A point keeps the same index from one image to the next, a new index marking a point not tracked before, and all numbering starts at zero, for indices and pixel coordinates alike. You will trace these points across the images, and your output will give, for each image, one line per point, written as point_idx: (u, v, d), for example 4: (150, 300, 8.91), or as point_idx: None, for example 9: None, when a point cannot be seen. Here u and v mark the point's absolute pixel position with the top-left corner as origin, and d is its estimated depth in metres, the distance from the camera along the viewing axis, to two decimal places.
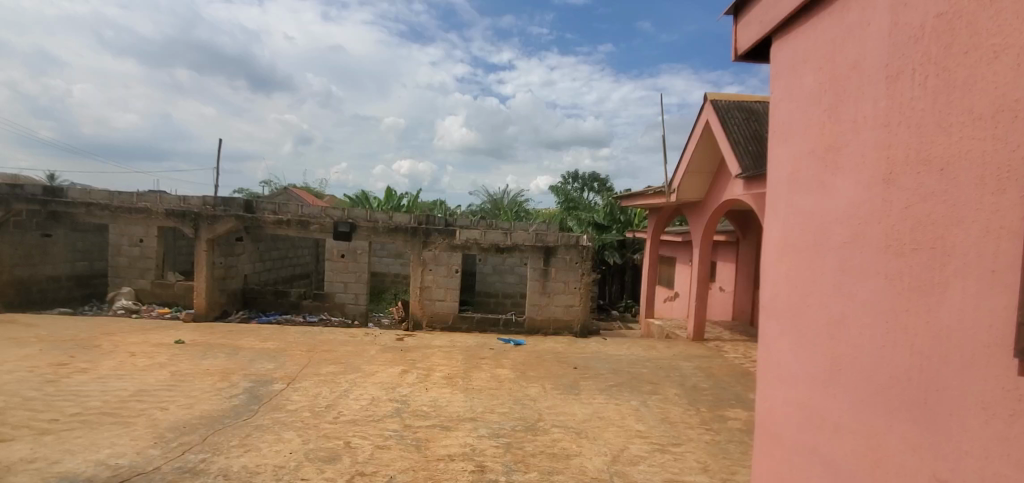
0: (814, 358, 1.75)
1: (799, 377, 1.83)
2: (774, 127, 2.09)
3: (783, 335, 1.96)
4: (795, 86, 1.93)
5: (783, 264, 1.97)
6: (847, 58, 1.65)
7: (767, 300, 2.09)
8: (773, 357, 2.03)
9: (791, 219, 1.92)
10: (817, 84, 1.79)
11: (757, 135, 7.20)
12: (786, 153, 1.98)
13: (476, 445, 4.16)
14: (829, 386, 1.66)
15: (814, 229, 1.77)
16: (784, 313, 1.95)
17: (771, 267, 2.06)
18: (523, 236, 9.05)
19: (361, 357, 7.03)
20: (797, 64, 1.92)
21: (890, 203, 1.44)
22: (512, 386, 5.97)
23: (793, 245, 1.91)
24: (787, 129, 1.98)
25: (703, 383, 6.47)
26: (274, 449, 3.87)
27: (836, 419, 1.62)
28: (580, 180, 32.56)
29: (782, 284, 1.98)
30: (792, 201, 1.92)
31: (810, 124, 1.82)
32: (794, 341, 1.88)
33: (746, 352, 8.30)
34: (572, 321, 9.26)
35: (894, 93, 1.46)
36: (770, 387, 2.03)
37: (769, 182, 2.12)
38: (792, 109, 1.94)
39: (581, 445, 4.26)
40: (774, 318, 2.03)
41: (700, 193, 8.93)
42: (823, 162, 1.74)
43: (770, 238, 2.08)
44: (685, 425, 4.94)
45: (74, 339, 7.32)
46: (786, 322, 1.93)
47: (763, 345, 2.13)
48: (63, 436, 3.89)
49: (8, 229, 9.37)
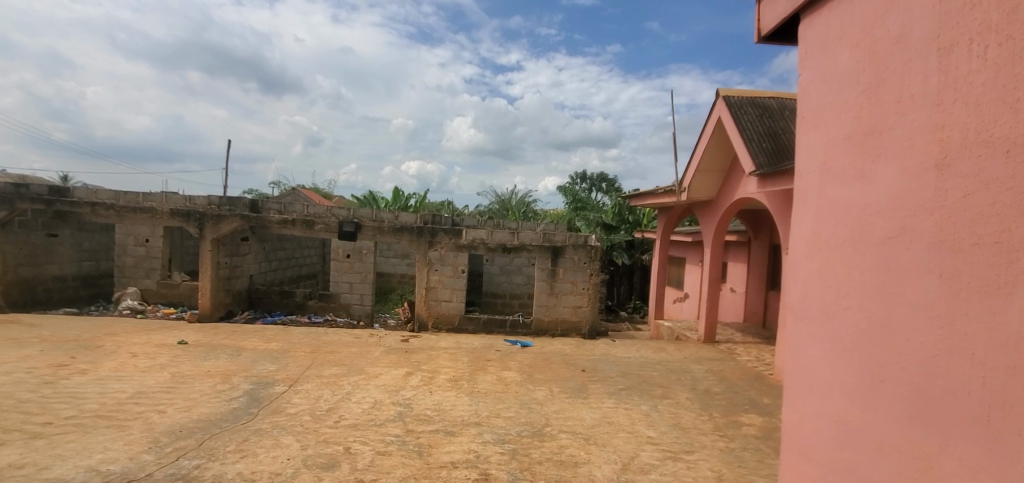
0: (851, 366, 1.58)
1: (833, 387, 1.67)
2: (804, 112, 1.92)
3: (815, 339, 1.79)
4: (828, 66, 1.77)
5: (814, 261, 1.80)
6: (891, 29, 1.48)
7: (796, 300, 1.92)
8: (802, 364, 1.86)
9: (824, 213, 1.75)
10: (855, 63, 1.62)
11: (771, 132, 6.99)
12: (817, 140, 1.82)
13: (480, 451, 4.01)
14: (869, 399, 1.49)
15: (851, 223, 1.60)
16: (816, 314, 1.79)
17: (800, 265, 1.89)
18: (531, 236, 8.90)
19: (365, 359, 6.90)
20: (831, 41, 1.75)
21: (944, 192, 1.27)
22: (519, 390, 5.81)
23: (826, 241, 1.73)
24: (819, 114, 1.81)
25: (715, 387, 6.27)
26: (271, 455, 3.75)
27: (878, 435, 1.46)
28: (589, 181, 32.33)
29: (812, 283, 1.81)
30: (826, 192, 1.75)
31: (846, 107, 1.65)
32: (827, 348, 1.71)
33: (760, 355, 8.08)
34: (580, 322, 9.08)
35: (949, 67, 1.29)
36: (799, 396, 1.87)
37: (798, 172, 1.95)
38: (825, 93, 1.78)
39: (589, 453, 4.09)
40: (803, 322, 1.86)
41: (712, 192, 8.72)
42: (862, 149, 1.57)
43: (799, 232, 1.91)
44: (698, 431, 4.76)
45: (76, 340, 7.27)
46: (818, 325, 1.76)
47: (790, 350, 1.96)
48: (55, 441, 3.83)
49: (13, 229, 9.38)
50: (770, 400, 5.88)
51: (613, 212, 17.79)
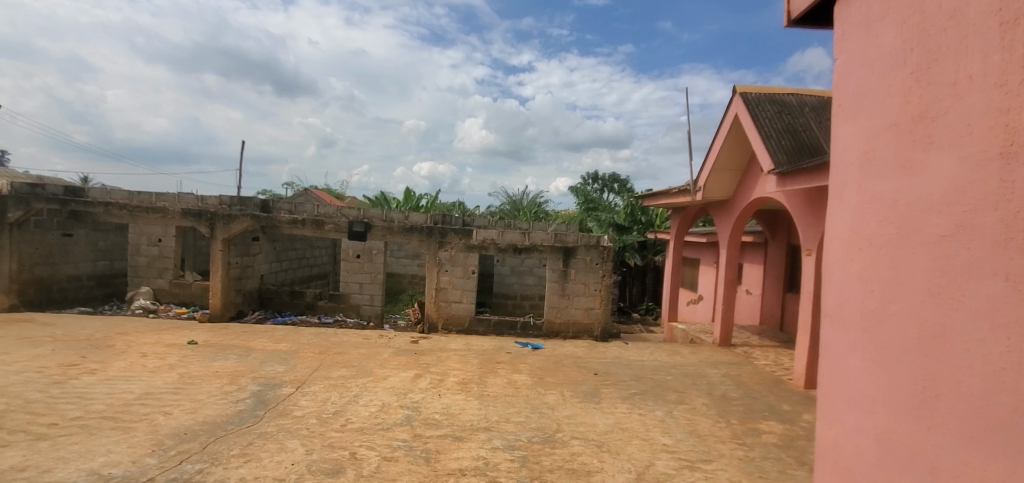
0: (899, 379, 1.51)
1: (877, 402, 1.59)
2: (842, 100, 1.84)
3: (856, 349, 1.71)
4: (869, 46, 1.69)
5: (853, 262, 1.73)
6: (943, 4, 1.39)
7: (834, 307, 1.84)
8: (841, 376, 1.77)
9: (865, 210, 1.67)
10: (901, 41, 1.54)
11: (790, 129, 6.79)
12: (855, 129, 1.74)
13: (489, 458, 3.88)
14: (923, 416, 1.41)
15: (898, 222, 1.52)
16: (857, 321, 1.70)
17: (836, 267, 1.82)
18: (542, 236, 8.77)
19: (374, 360, 6.81)
20: (873, 19, 1.67)
21: (1010, 185, 1.19)
22: (530, 394, 5.68)
23: (867, 242, 1.65)
24: (860, 101, 1.73)
25: (732, 393, 6.09)
26: (276, 460, 3.66)
27: (932, 457, 1.37)
28: (600, 181, 32.12)
29: (852, 286, 1.73)
30: (866, 187, 1.67)
31: (891, 93, 1.57)
32: (870, 358, 1.63)
33: (778, 359, 7.86)
34: (593, 324, 8.92)
35: (1012, 43, 1.20)
36: (838, 412, 1.78)
37: (836, 167, 1.88)
38: (866, 79, 1.70)
39: (603, 461, 3.94)
40: (842, 328, 1.78)
41: (728, 191, 8.52)
42: (911, 140, 1.49)
43: (836, 231, 1.84)
44: (715, 439, 4.60)
45: (88, 339, 7.29)
46: (859, 334, 1.68)
47: (828, 361, 1.87)
48: (60, 443, 3.78)
49: (28, 229, 9.47)
50: (790, 407, 5.70)
51: (625, 212, 17.60)
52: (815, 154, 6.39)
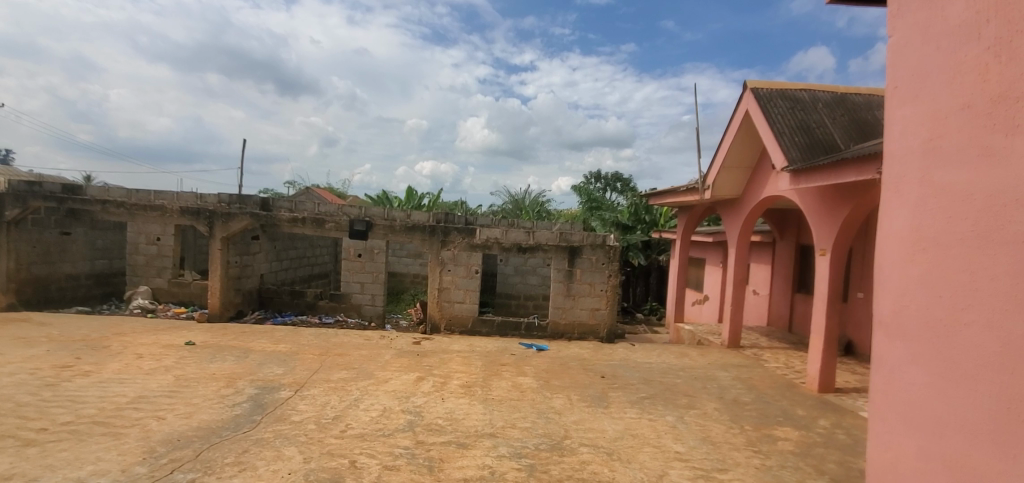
0: (970, 379, 1.78)
1: (946, 399, 1.87)
2: (896, 112, 2.16)
3: (921, 349, 1.99)
4: (936, 53, 1.96)
5: (917, 265, 2.02)
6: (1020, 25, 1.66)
7: (890, 311, 2.13)
8: (904, 375, 2.05)
9: (931, 218, 1.96)
10: (973, 53, 1.82)
11: (804, 125, 6.60)
12: (920, 137, 2.02)
13: (495, 467, 3.71)
14: (997, 414, 1.69)
15: (972, 235, 1.80)
16: (923, 322, 1.98)
17: (899, 269, 2.10)
18: (547, 235, 8.61)
19: (375, 362, 6.64)
20: (941, 28, 1.94)
21: None
22: (535, 397, 5.50)
23: (934, 248, 1.94)
24: (923, 108, 2.01)
25: (744, 397, 5.93)
26: (271, 469, 3.49)
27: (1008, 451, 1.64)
28: (603, 180, 31.90)
29: (917, 288, 2.01)
30: (933, 194, 1.95)
31: (963, 104, 1.85)
32: (938, 354, 1.91)
33: (788, 361, 7.70)
34: (598, 325, 8.75)
35: None
36: (901, 405, 2.06)
37: (892, 178, 2.18)
38: (924, 92, 2.01)
39: (614, 469, 3.78)
40: (904, 326, 2.07)
41: (737, 190, 8.34)
42: (985, 156, 1.76)
43: (892, 239, 2.14)
44: (729, 446, 4.43)
45: (83, 339, 7.13)
46: (926, 334, 1.96)
47: (886, 362, 2.15)
48: (47, 450, 3.62)
49: (25, 227, 9.32)
50: (804, 412, 5.54)
51: (629, 212, 17.44)
52: (830, 151, 6.21)
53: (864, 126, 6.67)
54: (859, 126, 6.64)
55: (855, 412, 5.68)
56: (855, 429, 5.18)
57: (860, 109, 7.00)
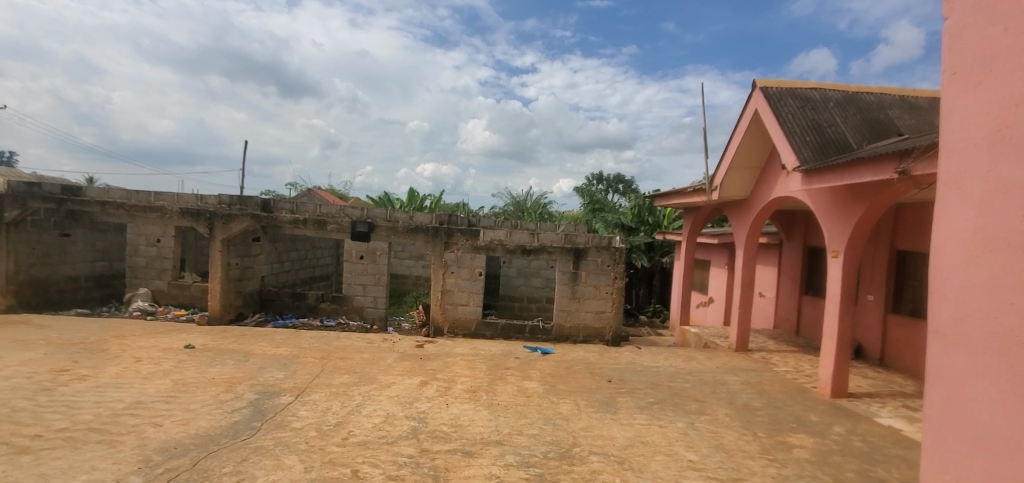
0: None
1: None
2: (954, 87, 1.71)
3: (986, 375, 1.55)
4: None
5: (977, 266, 1.59)
6: None
7: (948, 323, 1.69)
8: (965, 408, 1.61)
9: (999, 206, 1.53)
10: None
11: (815, 125, 6.48)
12: (979, 105, 1.61)
13: (503, 477, 3.58)
14: None
15: None
16: (992, 340, 1.54)
17: (954, 272, 1.67)
18: (552, 237, 8.48)
19: (377, 366, 6.52)
20: None
21: None
22: (542, 403, 5.37)
23: (1007, 245, 1.51)
24: (985, 67, 1.61)
25: (755, 402, 5.79)
26: (271, 479, 3.37)
27: None
28: (605, 182, 31.76)
29: (980, 296, 1.58)
30: (1000, 175, 1.54)
31: None
32: (1015, 382, 1.47)
33: (798, 365, 7.56)
34: (604, 328, 8.61)
35: None
36: (962, 448, 1.62)
37: (943, 159, 1.75)
38: (996, 56, 1.57)
39: (626, 479, 3.65)
40: (963, 346, 1.63)
41: (745, 191, 8.20)
42: None
43: (950, 235, 1.69)
44: (743, 454, 4.30)
45: (82, 343, 7.02)
46: (995, 357, 1.53)
47: (939, 389, 1.72)
48: (41, 458, 3.50)
49: (24, 229, 9.21)
50: (818, 418, 5.40)
51: (632, 214, 17.30)
52: (843, 151, 6.08)
53: (876, 125, 6.55)
54: (872, 126, 6.52)
55: (870, 419, 5.54)
56: (871, 436, 5.04)
57: (872, 109, 6.88)
